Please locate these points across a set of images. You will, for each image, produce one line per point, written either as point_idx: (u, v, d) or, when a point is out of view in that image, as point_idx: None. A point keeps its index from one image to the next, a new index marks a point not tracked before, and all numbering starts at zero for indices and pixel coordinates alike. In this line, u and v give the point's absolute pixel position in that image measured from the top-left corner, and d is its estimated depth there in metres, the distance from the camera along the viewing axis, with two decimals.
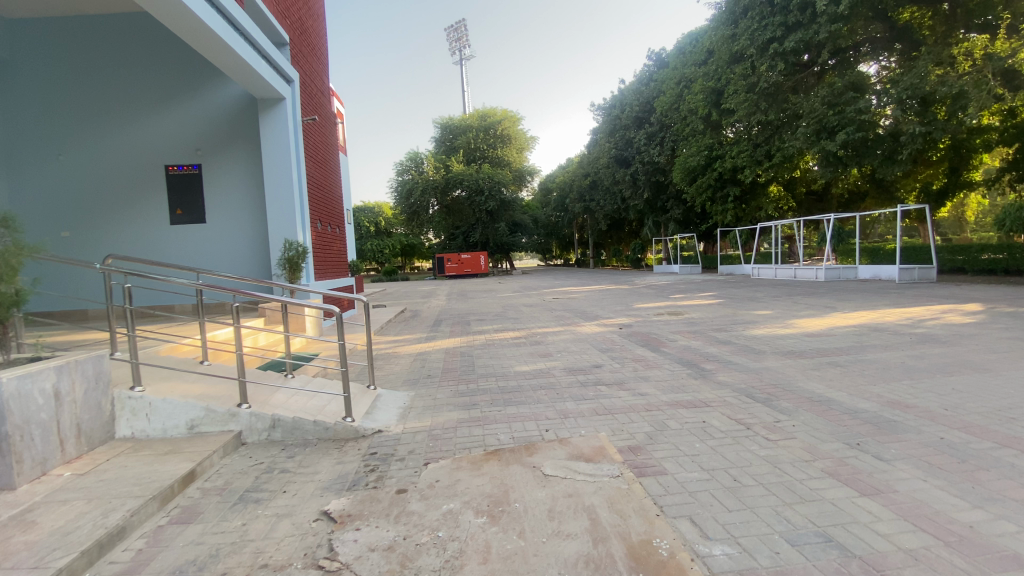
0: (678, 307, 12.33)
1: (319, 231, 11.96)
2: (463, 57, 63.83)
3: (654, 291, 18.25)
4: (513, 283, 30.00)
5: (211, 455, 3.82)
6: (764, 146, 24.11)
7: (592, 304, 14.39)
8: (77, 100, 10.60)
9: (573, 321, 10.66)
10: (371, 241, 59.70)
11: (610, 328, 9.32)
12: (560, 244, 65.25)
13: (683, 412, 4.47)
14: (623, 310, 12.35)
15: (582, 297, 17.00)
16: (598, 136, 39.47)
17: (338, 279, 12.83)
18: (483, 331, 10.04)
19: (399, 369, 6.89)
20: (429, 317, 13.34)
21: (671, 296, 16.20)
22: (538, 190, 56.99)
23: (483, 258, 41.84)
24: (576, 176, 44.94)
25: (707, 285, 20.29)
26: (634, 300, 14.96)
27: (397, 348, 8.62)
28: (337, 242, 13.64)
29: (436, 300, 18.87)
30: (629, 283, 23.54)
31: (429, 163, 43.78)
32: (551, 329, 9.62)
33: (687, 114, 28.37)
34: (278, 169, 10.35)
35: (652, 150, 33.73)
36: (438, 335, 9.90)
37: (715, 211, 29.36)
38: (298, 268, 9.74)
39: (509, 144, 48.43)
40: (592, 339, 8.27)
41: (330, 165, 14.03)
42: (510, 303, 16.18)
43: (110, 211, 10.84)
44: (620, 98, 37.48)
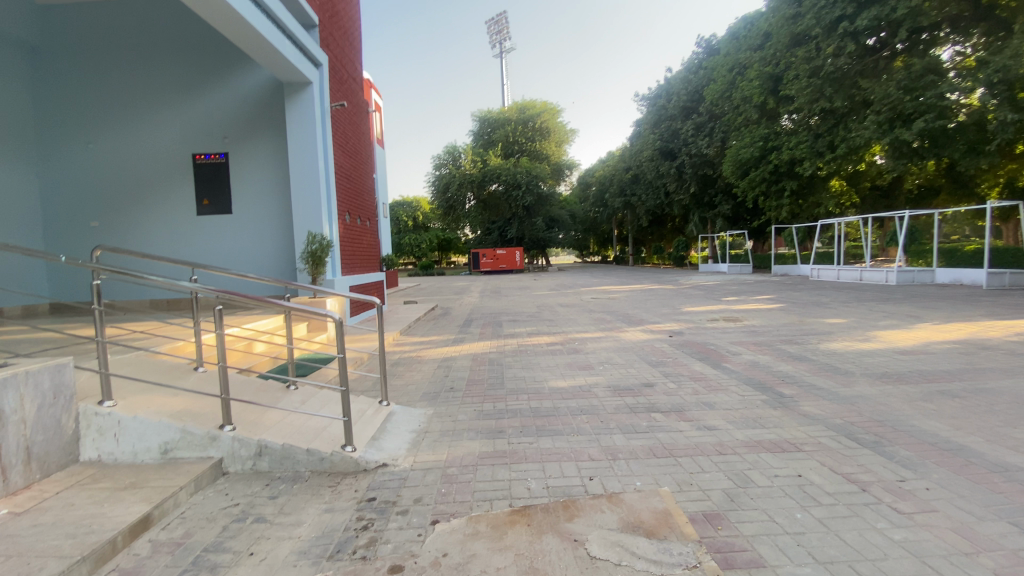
0: (734, 313, 11.09)
1: (347, 223, 11.35)
2: (503, 50, 63.06)
3: (701, 293, 16.94)
4: (549, 280, 29.07)
5: (176, 494, 3.12)
6: (826, 136, 22.13)
7: (635, 306, 13.27)
8: (109, 88, 10.45)
9: (615, 325, 9.67)
10: (409, 235, 60.02)
11: (659, 337, 8.28)
12: (598, 240, 63.68)
13: (766, 460, 3.48)
14: (671, 314, 11.23)
15: (624, 298, 15.91)
16: (642, 128, 37.80)
17: (366, 274, 12.22)
18: (516, 334, 9.21)
19: (420, 378, 6.14)
20: (460, 316, 12.61)
21: (722, 298, 14.86)
22: (577, 185, 55.64)
23: (519, 254, 41.10)
24: (617, 170, 43.37)
25: (760, 287, 18.72)
26: (681, 303, 13.76)
27: (422, 351, 7.89)
28: (368, 236, 13.01)
29: (469, 297, 18.18)
30: (673, 284, 22.19)
31: (466, 157, 43.26)
32: (591, 334, 8.67)
33: (740, 103, 26.54)
34: (303, 158, 9.77)
35: (700, 143, 31.92)
36: (468, 337, 9.15)
37: (769, 206, 27.39)
38: (323, 261, 9.08)
39: (548, 137, 47.29)
40: (639, 349, 7.28)
41: (363, 155, 13.41)
42: (546, 303, 15.28)
43: (140, 201, 10.64)
44: (666, 88, 35.67)
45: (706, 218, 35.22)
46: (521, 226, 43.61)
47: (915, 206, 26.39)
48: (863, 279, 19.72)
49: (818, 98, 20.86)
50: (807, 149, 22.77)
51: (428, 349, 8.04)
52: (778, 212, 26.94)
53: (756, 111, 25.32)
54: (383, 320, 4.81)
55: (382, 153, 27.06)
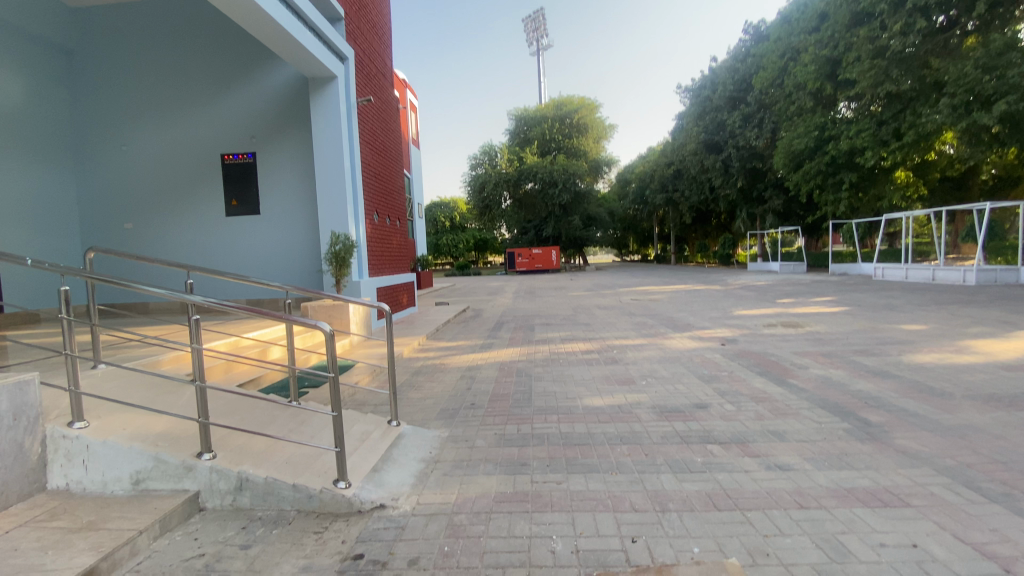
0: (792, 317, 10.01)
1: (377, 223, 10.95)
2: (541, 48, 62.34)
3: (752, 294, 15.72)
4: (587, 280, 28.15)
5: (135, 539, 2.60)
6: (892, 123, 20.22)
7: (680, 308, 12.32)
8: (142, 91, 10.48)
9: (658, 331, 8.84)
10: (447, 236, 60.32)
11: (709, 346, 7.41)
12: (638, 238, 62.02)
13: (864, 520, 2.69)
14: (720, 318, 10.26)
15: (666, 300, 14.94)
16: (685, 121, 36.24)
17: (397, 276, 11.78)
18: (550, 340, 8.52)
19: (441, 391, 5.58)
20: (491, 319, 12.04)
21: (777, 300, 13.68)
22: (616, 182, 54.31)
23: (556, 253, 40.31)
24: (657, 166, 41.85)
25: (818, 287, 17.28)
26: (731, 305, 12.70)
27: (447, 359, 7.32)
28: (398, 236, 12.59)
29: (503, 298, 17.62)
30: (720, 284, 20.90)
31: (503, 156, 42.79)
32: (631, 341, 7.90)
33: (793, 90, 24.85)
34: (329, 156, 9.43)
35: (747, 135, 30.20)
36: (497, 343, 8.54)
37: (825, 200, 25.44)
38: (346, 263, 8.65)
39: (586, 134, 46.21)
40: (687, 360, 6.45)
41: (395, 154, 12.99)
42: (583, 304, 14.50)
43: (171, 203, 10.60)
44: (711, 78, 34.00)
45: (755, 214, 33.34)
46: (557, 224, 42.77)
47: (993, 197, 23.96)
48: (936, 278, 17.91)
49: (882, 81, 18.85)
50: (869, 138, 20.85)
51: (454, 356, 7.48)
52: (835, 206, 24.96)
53: (810, 99, 23.55)
54: (391, 326, 4.22)
55: (416, 153, 26.91)
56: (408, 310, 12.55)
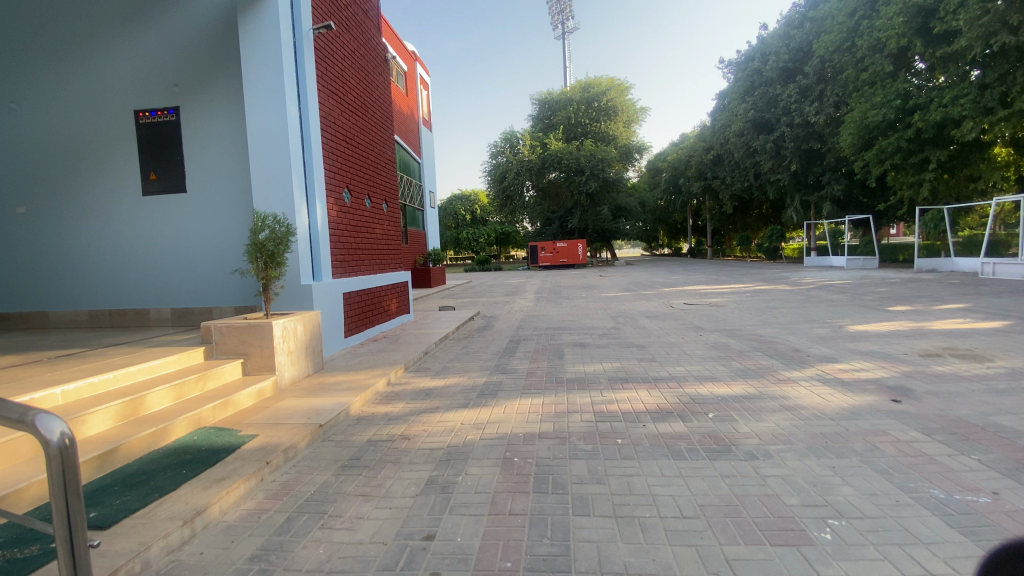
0: (950, 339, 6.71)
1: (349, 204, 7.98)
2: (565, 31, 58.68)
3: (841, 297, 12.37)
4: (620, 277, 24.99)
5: None
6: (997, 87, 16.29)
7: (761, 320, 9.09)
8: (26, 23, 7.54)
9: (759, 365, 5.70)
10: (467, 230, 57.79)
11: (874, 406, 4.26)
12: (668, 231, 58.00)
13: None
14: (837, 340, 7.02)
15: (732, 305, 11.73)
16: (728, 99, 32.45)
17: (379, 276, 8.80)
18: (594, 377, 5.46)
19: (369, 539, 2.58)
20: (506, 331, 9.03)
21: (885, 306, 10.34)
22: (646, 171, 50.79)
23: (582, 247, 37.17)
24: (694, 150, 38.08)
25: (918, 287, 13.79)
26: (828, 315, 9.44)
27: (420, 420, 4.33)
28: (386, 223, 9.57)
29: (523, 301, 14.61)
30: (784, 283, 17.50)
31: (525, 142, 39.47)
32: (730, 391, 4.78)
33: (865, 53, 20.95)
34: (268, 106, 6.53)
35: (806, 110, 26.42)
36: (509, 379, 5.53)
37: (900, 183, 21.44)
38: (280, 258, 5.53)
39: (615, 118, 42.52)
40: (869, 452, 3.33)
41: (385, 118, 9.96)
42: (624, 311, 11.40)
43: (70, 180, 7.69)
44: (759, 48, 30.06)
45: (810, 201, 29.48)
46: (584, 216, 39.48)
47: None
48: None
49: (995, 32, 14.82)
50: (968, 105, 16.64)
51: (433, 415, 4.43)
52: (916, 190, 20.92)
53: (890, 62, 19.66)
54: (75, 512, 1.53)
55: (428, 136, 24.14)
56: (397, 319, 9.58)
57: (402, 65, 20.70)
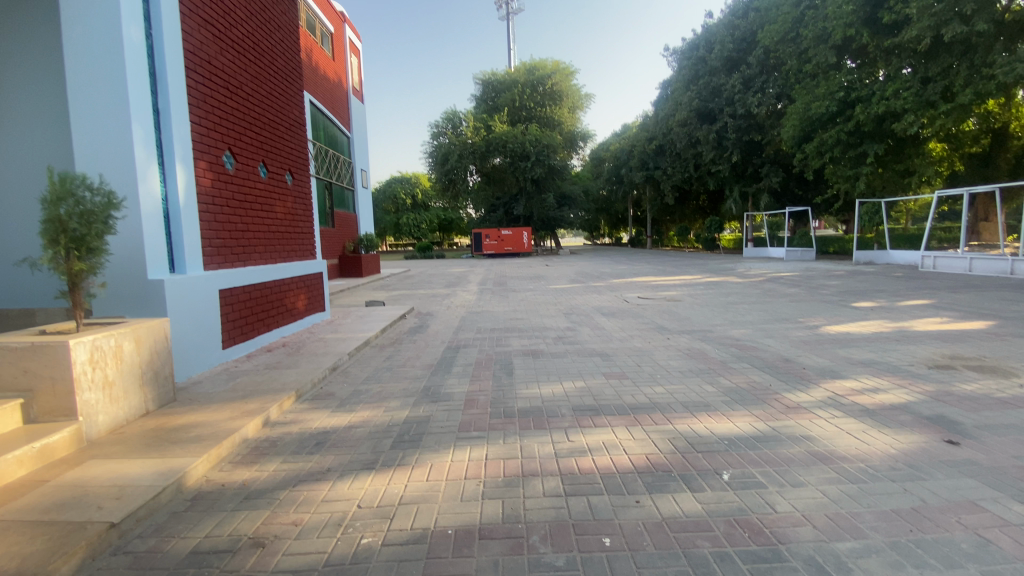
0: (943, 344, 5.93)
1: (234, 172, 6.17)
2: (510, 11, 56.62)
3: (796, 290, 11.85)
4: (567, 267, 23.96)
5: None
6: (940, 80, 16.60)
7: (730, 318, 8.12)
8: None
9: (755, 383, 4.55)
10: (407, 215, 55.01)
11: (930, 453, 3.15)
12: (609, 220, 58.17)
13: None
14: (824, 346, 6.08)
15: (690, 299, 10.83)
16: (672, 88, 32.17)
17: (281, 266, 7.05)
18: (553, 405, 4.08)
19: None
20: (441, 334, 7.52)
21: (847, 302, 9.76)
22: (589, 159, 50.40)
23: (527, 235, 35.98)
24: (637, 140, 37.74)
25: (866, 280, 13.60)
26: (796, 312, 8.64)
27: (293, 501, 2.76)
28: (293, 199, 7.79)
29: (464, 294, 13.09)
30: (731, 274, 17.11)
31: (468, 123, 37.51)
32: (738, 428, 3.56)
33: (811, 43, 20.87)
34: (95, 26, 4.63)
35: (748, 101, 26.43)
36: (438, 412, 4.05)
37: (838, 176, 21.71)
38: (93, 245, 3.81)
39: (559, 102, 41.38)
40: (986, 555, 2.15)
41: (292, 69, 8.05)
42: (577, 306, 10.20)
43: None
44: (704, 36, 29.84)
45: (749, 192, 29.82)
46: (529, 203, 38.26)
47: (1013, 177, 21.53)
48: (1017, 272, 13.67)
49: (946, 21, 14.91)
50: (912, 97, 16.86)
51: (318, 489, 2.87)
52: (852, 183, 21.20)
53: (833, 53, 19.62)
54: None
55: (359, 108, 21.82)
56: (308, 319, 7.87)
57: (327, 26, 18.45)
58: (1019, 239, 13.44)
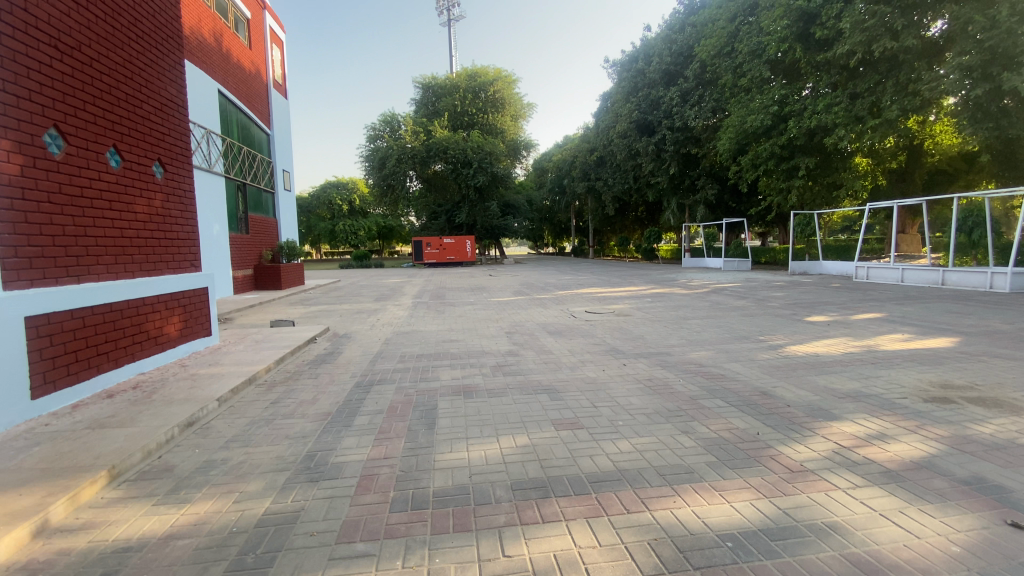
0: (923, 368, 5.30)
1: (67, 155, 4.47)
2: (451, 18, 55.40)
3: (745, 303, 11.42)
4: (510, 277, 22.89)
5: None
6: (867, 97, 17.13)
7: (688, 338, 7.30)
8: None
9: (739, 434, 3.58)
10: (344, 222, 52.24)
11: (1000, 549, 2.25)
12: (553, 230, 58.07)
13: None
14: (799, 373, 5.29)
15: (641, 314, 10.03)
16: (613, 99, 32.31)
17: (139, 282, 5.37)
18: (482, 483, 2.88)
19: None
20: (354, 364, 6.15)
21: (801, 317, 9.27)
22: (532, 169, 50.07)
23: (470, 243, 34.75)
24: (579, 149, 37.64)
25: (809, 292, 13.44)
26: (754, 329, 7.98)
27: None
28: (163, 196, 6.10)
29: (394, 309, 11.65)
30: (676, 284, 16.74)
31: (406, 127, 35.89)
32: (740, 514, 2.54)
33: (746, 57, 21.23)
34: None
35: (686, 114, 26.74)
36: (314, 503, 2.76)
37: (771, 188, 22.18)
38: None
39: (501, 110, 40.63)
40: None
41: (169, 36, 6.38)
42: (519, 324, 9.11)
43: None
44: (643, 49, 30.20)
45: (687, 204, 30.20)
46: (471, 211, 37.11)
47: (927, 191, 22.85)
48: (945, 282, 14.04)
49: (877, 37, 15.39)
50: (842, 113, 17.20)
51: None
52: (785, 196, 21.65)
53: (767, 68, 20.00)
54: None
55: (281, 104, 19.88)
56: (182, 347, 6.25)
57: (243, 11, 16.54)
58: (948, 250, 13.78)
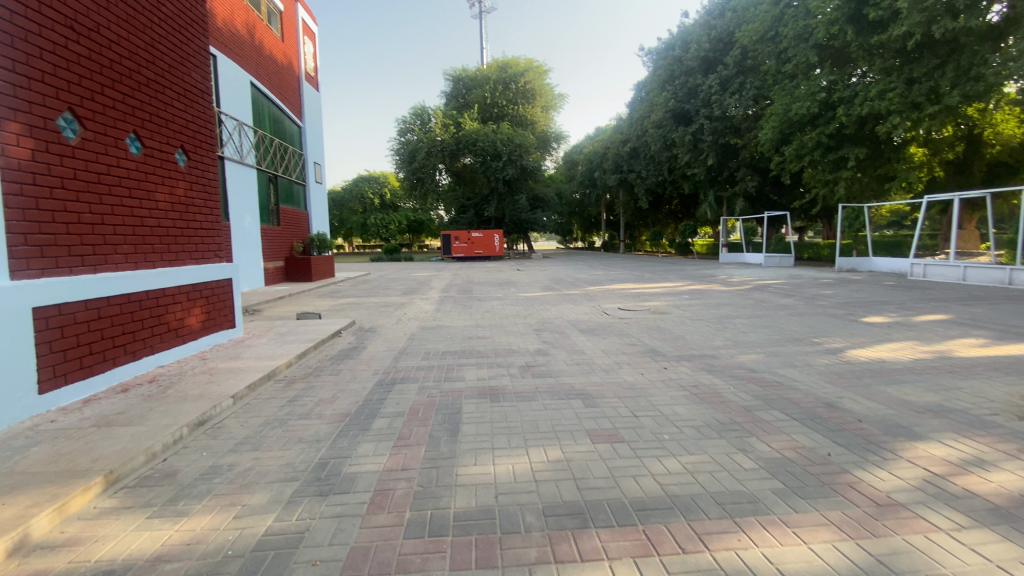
0: (1013, 378, 4.65)
1: (82, 141, 4.28)
2: (482, 10, 54.85)
3: (792, 301, 10.67)
4: (539, 272, 22.44)
5: None
6: (925, 82, 15.90)
7: (733, 339, 6.74)
8: None
9: (806, 454, 3.10)
10: (375, 215, 52.69)
11: None
12: (582, 224, 57.18)
13: None
14: (865, 381, 4.71)
15: (679, 312, 9.46)
16: (648, 89, 31.31)
17: (159, 273, 5.22)
18: (511, 507, 2.51)
19: None
20: (376, 360, 5.88)
21: (856, 317, 8.53)
22: (563, 161, 49.30)
23: (499, 237, 34.42)
24: (611, 141, 36.71)
25: (861, 290, 12.53)
26: (805, 330, 7.34)
27: None
28: (186, 185, 5.94)
29: (420, 303, 11.41)
30: (714, 281, 15.98)
31: (437, 120, 35.75)
32: (823, 560, 2.09)
33: (791, 42, 20.07)
34: None
35: (726, 102, 25.61)
36: (320, 523, 2.45)
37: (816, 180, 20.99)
38: None
39: (532, 101, 40.00)
40: None
41: (193, 19, 6.19)
42: (550, 320, 8.69)
43: None
44: (681, 36, 29.10)
45: (724, 197, 29.04)
46: (500, 204, 36.73)
47: (988, 184, 21.28)
48: (1013, 280, 12.91)
49: (937, 16, 14.25)
50: (898, 99, 16.01)
51: None
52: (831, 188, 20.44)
53: (814, 52, 18.84)
54: None
55: (312, 97, 19.92)
56: (203, 340, 6.11)
57: (275, 3, 16.55)
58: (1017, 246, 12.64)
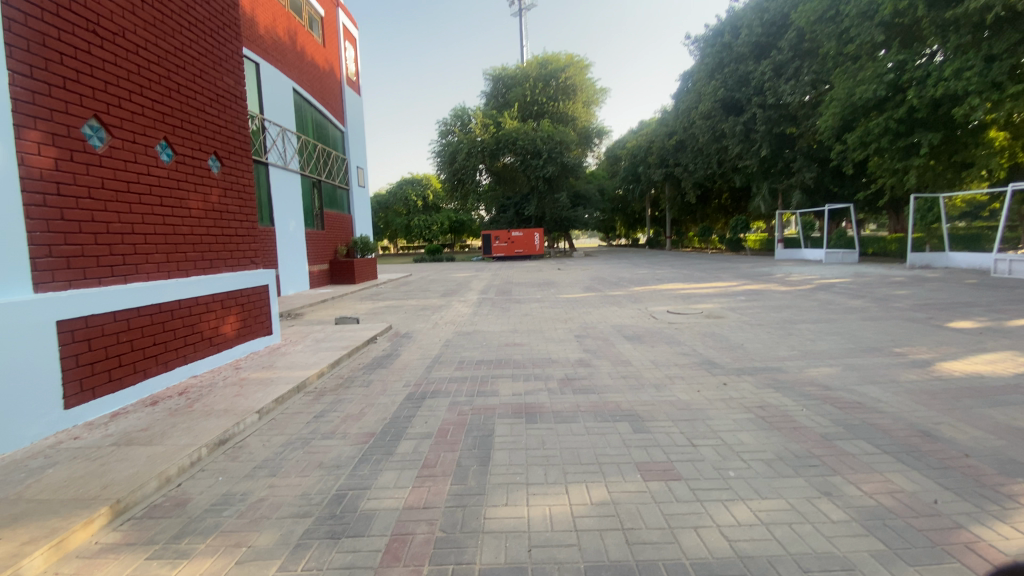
0: None
1: (108, 150, 4.21)
2: (523, 7, 54.31)
3: (862, 302, 9.67)
4: (581, 271, 21.83)
5: None
6: (1008, 59, 14.28)
7: (800, 348, 6.05)
8: None
9: (910, 503, 2.54)
10: (418, 217, 53.38)
11: None
12: (626, 221, 55.74)
13: None
14: (969, 403, 3.99)
15: (734, 315, 8.75)
16: (695, 79, 29.98)
17: (191, 281, 5.15)
18: (546, 566, 2.12)
19: None
20: (409, 370, 5.61)
21: (941, 321, 7.56)
22: (605, 157, 48.18)
23: (540, 236, 33.98)
24: (655, 135, 35.42)
25: (942, 289, 11.27)
26: (883, 337, 6.52)
27: None
28: (219, 191, 5.86)
29: (459, 306, 11.16)
30: (771, 280, 14.91)
31: (477, 120, 35.69)
32: None
33: (848, 21, 18.45)
34: None
35: (780, 89, 24.09)
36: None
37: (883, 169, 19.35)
38: None
39: (573, 97, 39.24)
40: None
41: (225, 23, 6.12)
42: (593, 325, 8.21)
43: None
44: (730, 21, 27.64)
45: (778, 189, 27.39)
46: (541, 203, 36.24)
47: None
48: None
49: None
50: (976, 78, 14.43)
51: None
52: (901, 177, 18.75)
53: (879, 30, 17.24)
54: None
55: (354, 101, 20.15)
56: (238, 348, 6.03)
57: (316, 9, 16.77)
58: None
